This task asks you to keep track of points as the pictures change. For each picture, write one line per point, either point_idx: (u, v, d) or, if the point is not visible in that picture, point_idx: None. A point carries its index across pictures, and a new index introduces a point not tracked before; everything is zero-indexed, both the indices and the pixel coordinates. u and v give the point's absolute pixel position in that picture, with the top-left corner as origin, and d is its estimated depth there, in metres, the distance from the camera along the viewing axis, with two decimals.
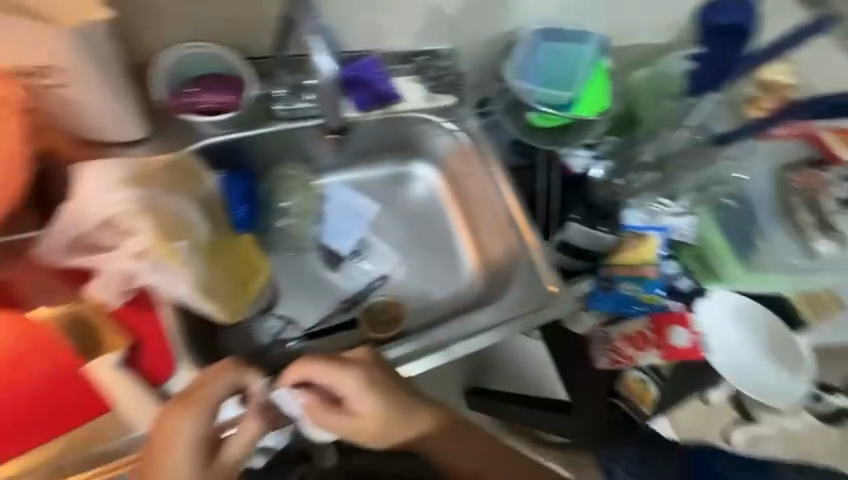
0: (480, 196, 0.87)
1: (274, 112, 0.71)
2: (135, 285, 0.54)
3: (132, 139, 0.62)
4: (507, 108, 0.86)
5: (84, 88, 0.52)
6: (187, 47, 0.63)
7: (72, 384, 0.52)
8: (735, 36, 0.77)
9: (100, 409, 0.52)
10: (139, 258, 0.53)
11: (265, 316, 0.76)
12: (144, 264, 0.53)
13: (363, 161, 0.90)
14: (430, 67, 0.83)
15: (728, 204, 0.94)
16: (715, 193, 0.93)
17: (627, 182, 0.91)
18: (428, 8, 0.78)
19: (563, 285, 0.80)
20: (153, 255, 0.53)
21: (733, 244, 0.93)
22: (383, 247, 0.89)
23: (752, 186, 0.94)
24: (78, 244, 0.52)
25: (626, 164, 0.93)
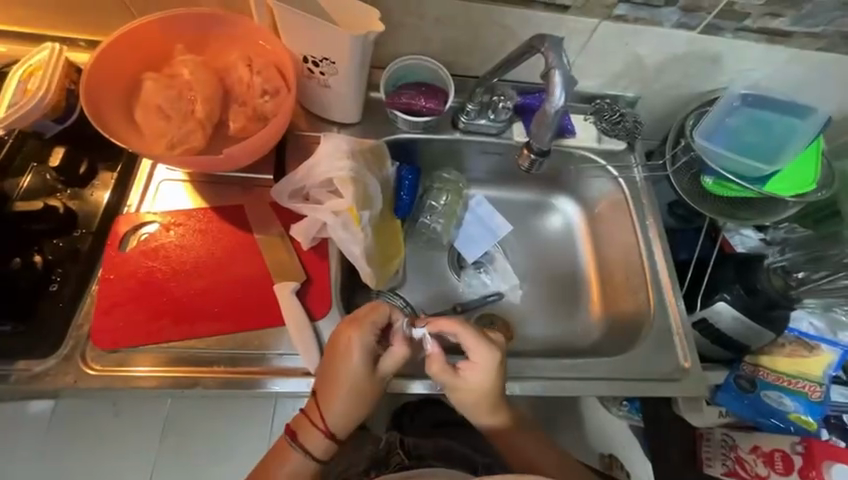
0: (627, 245, 0.84)
1: (457, 123, 0.81)
2: (319, 235, 0.66)
3: (349, 122, 0.75)
4: (681, 165, 0.82)
5: (343, 79, 0.65)
6: (415, 58, 0.74)
7: (259, 297, 0.63)
8: None
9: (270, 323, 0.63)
10: (334, 215, 0.64)
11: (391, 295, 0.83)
12: (333, 220, 0.64)
13: (511, 181, 0.94)
14: (609, 111, 0.84)
15: None
16: None
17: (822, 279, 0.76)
18: (630, 59, 0.77)
19: (697, 366, 0.74)
20: (344, 216, 0.64)
21: None
22: (507, 266, 0.91)
23: None
24: (303, 195, 0.67)
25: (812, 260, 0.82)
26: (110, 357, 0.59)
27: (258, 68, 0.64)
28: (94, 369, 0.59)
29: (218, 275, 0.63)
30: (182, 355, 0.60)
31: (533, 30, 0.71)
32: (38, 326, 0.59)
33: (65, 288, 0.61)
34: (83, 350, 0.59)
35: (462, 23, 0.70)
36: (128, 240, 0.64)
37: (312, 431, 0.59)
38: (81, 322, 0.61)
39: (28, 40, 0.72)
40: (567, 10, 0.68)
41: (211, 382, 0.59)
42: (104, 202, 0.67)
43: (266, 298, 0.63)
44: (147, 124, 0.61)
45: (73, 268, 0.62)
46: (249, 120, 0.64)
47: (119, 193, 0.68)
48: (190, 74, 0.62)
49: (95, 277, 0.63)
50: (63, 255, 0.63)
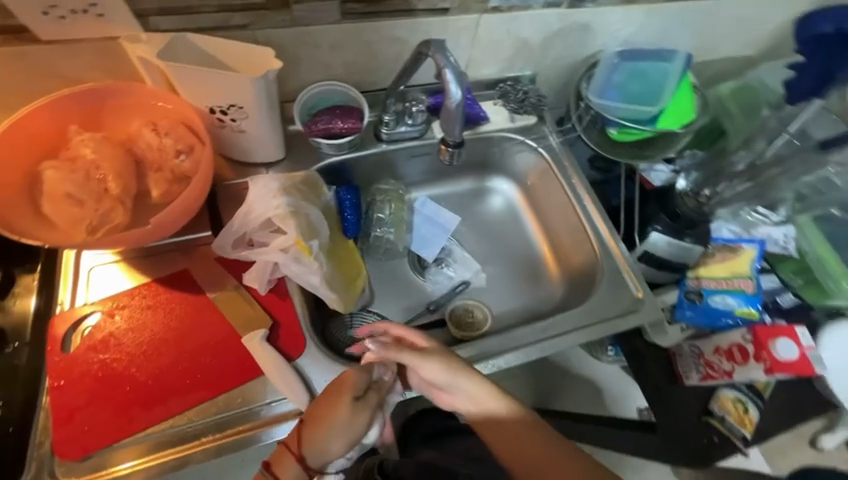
0: (562, 207, 0.92)
1: (379, 136, 0.84)
2: (275, 273, 0.65)
3: (274, 160, 0.75)
4: (587, 123, 0.91)
5: (256, 120, 0.66)
6: (321, 85, 0.76)
7: (229, 354, 0.61)
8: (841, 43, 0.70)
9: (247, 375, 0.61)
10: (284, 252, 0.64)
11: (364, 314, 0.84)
12: (286, 258, 0.63)
13: (447, 175, 0.99)
14: (513, 92, 0.92)
15: (824, 219, 0.93)
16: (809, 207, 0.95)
17: (724, 191, 0.89)
18: (517, 43, 0.85)
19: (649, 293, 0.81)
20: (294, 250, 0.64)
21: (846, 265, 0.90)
22: (465, 254, 0.95)
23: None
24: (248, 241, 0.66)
25: (717, 174, 0.91)
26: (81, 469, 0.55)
27: (165, 130, 0.63)
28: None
29: (181, 346, 0.61)
30: (162, 438, 0.57)
31: (424, 36, 0.76)
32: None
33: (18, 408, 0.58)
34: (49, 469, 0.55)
35: (357, 43, 0.74)
36: (72, 338, 0.60)
37: (288, 462, 0.56)
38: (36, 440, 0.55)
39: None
40: (448, 12, 0.74)
41: (203, 456, 0.57)
42: (31, 312, 0.62)
43: (237, 352, 0.62)
44: (58, 214, 0.57)
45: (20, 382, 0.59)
46: (171, 183, 0.63)
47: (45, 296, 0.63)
48: (92, 152, 0.59)
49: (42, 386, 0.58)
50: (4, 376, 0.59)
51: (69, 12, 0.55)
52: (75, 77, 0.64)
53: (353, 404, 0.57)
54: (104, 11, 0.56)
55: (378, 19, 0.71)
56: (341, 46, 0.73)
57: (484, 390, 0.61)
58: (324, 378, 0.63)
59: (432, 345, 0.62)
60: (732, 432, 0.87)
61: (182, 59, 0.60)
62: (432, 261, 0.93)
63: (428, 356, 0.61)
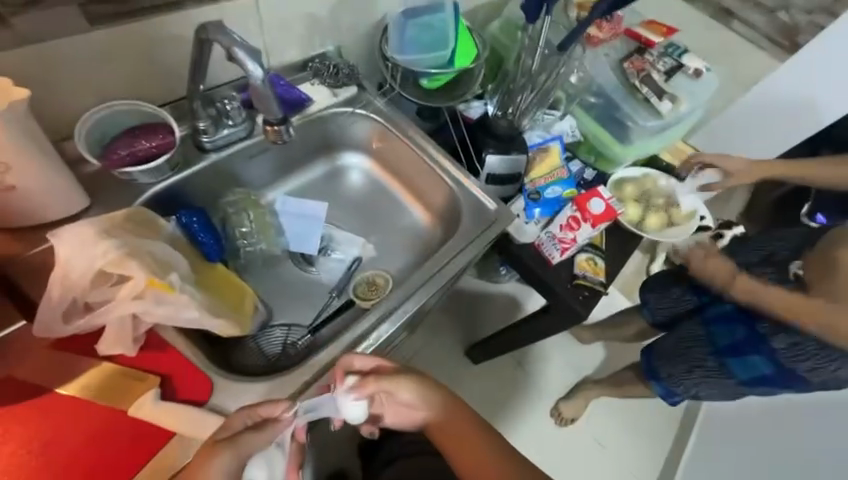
0: (411, 159, 0.99)
1: (204, 146, 0.77)
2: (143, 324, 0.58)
3: (80, 209, 0.65)
4: (401, 80, 1.00)
5: (31, 170, 0.56)
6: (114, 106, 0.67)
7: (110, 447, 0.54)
8: None
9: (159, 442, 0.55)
10: (138, 300, 0.55)
11: (270, 329, 0.80)
12: (143, 305, 0.56)
13: (295, 169, 0.98)
14: (325, 68, 0.94)
15: (597, 103, 1.20)
16: (584, 98, 1.21)
17: (519, 107, 1.06)
18: (307, 21, 0.87)
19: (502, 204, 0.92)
20: (151, 294, 0.55)
21: (617, 133, 1.20)
22: (345, 234, 0.96)
23: (608, 78, 1.17)
24: (84, 307, 0.55)
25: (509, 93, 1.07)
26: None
27: None
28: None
29: (55, 463, 0.53)
30: None
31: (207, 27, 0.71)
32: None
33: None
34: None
35: (128, 51, 0.66)
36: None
37: None
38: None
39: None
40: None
41: None
42: None
43: (127, 435, 0.55)
44: None
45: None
46: None
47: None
48: None
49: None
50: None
51: None
52: None
53: (237, 449, 0.54)
54: None
55: (144, 18, 0.64)
56: (108, 62, 0.65)
57: (430, 403, 0.70)
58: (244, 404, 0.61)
59: (411, 375, 0.68)
60: (595, 282, 1.07)
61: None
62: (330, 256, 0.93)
63: (402, 387, 0.66)
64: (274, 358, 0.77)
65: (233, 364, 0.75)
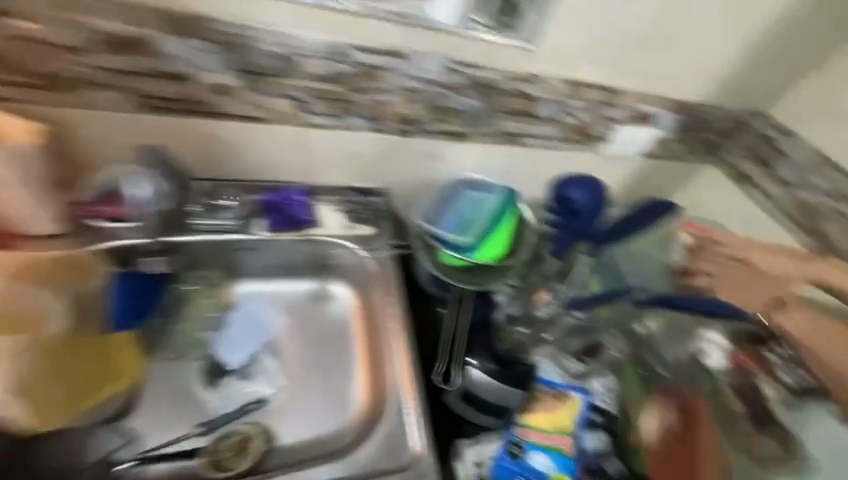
0: (381, 328, 0.86)
1: (189, 225, 0.80)
2: None
3: (48, 233, 0.68)
4: (422, 241, 0.89)
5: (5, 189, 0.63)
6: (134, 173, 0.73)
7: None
8: (573, 214, 0.85)
9: None
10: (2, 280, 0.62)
11: (113, 425, 0.75)
12: (5, 285, 0.62)
13: (276, 275, 0.92)
14: (354, 200, 0.92)
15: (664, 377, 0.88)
16: (643, 355, 0.89)
17: (532, 333, 0.88)
18: (350, 158, 0.86)
19: (428, 452, 0.76)
20: (28, 274, 0.64)
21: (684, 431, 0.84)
22: (272, 367, 0.86)
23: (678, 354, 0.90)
24: None
25: (528, 311, 0.88)
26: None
27: None
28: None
29: None
30: None
31: (241, 134, 0.78)
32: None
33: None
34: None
35: (163, 132, 0.74)
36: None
37: None
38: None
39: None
40: (258, 120, 0.75)
41: None
42: None
43: None
44: None
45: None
46: None
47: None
48: None
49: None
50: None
51: None
52: None
53: None
54: None
55: (175, 114, 0.72)
56: (151, 137, 0.74)
57: None
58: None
59: None
60: None
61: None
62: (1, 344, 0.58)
63: None
64: (112, 463, 0.73)
65: (34, 465, 0.70)
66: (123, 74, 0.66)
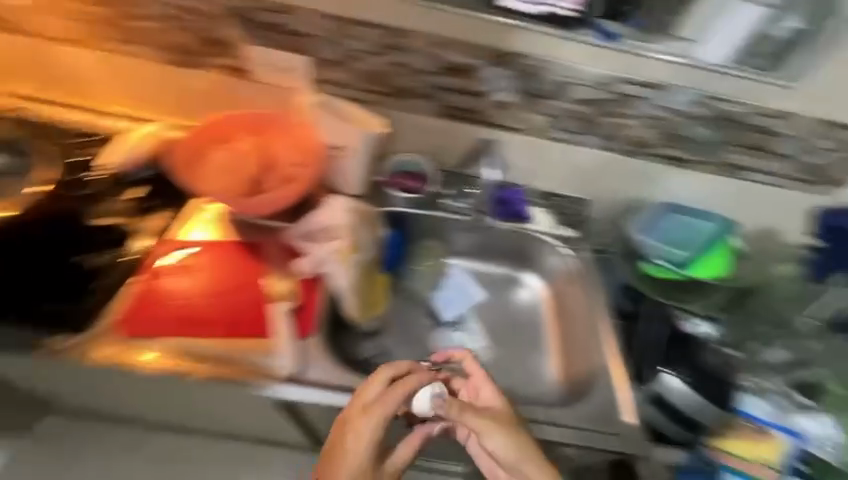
0: (582, 315, 0.98)
1: (438, 203, 1.03)
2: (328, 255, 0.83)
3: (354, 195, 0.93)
4: (625, 254, 1.00)
5: (352, 160, 0.89)
6: (404, 156, 1.00)
7: (237, 305, 0.80)
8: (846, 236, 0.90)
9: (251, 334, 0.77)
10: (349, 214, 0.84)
11: (368, 339, 0.95)
12: (350, 219, 0.84)
13: (484, 255, 1.11)
14: (562, 206, 1.05)
15: None
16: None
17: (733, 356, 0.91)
18: (572, 169, 0.99)
19: (639, 429, 0.80)
20: (363, 213, 0.86)
21: None
22: (477, 326, 1.05)
23: None
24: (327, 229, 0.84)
25: (733, 335, 0.94)
26: (58, 366, 0.72)
27: (290, 149, 0.89)
28: (47, 352, 0.71)
29: (232, 294, 0.81)
30: (198, 353, 0.75)
31: (497, 141, 0.96)
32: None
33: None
34: (71, 351, 0.71)
35: (442, 133, 0.96)
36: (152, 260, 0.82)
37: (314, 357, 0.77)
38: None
39: (20, 98, 0.97)
40: (519, 132, 0.93)
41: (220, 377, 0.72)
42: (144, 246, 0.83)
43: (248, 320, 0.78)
44: (211, 178, 0.87)
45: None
46: (280, 181, 0.88)
47: (43, 200, 0.81)
48: (246, 149, 0.89)
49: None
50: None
51: (277, 68, 0.88)
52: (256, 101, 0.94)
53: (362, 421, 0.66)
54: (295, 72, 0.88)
55: (459, 121, 0.93)
56: (432, 133, 0.97)
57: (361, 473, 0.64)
58: (308, 362, 0.76)
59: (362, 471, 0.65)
60: None
61: (320, 119, 0.89)
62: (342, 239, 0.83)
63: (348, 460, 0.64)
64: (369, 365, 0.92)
65: None
66: (445, 91, 0.88)
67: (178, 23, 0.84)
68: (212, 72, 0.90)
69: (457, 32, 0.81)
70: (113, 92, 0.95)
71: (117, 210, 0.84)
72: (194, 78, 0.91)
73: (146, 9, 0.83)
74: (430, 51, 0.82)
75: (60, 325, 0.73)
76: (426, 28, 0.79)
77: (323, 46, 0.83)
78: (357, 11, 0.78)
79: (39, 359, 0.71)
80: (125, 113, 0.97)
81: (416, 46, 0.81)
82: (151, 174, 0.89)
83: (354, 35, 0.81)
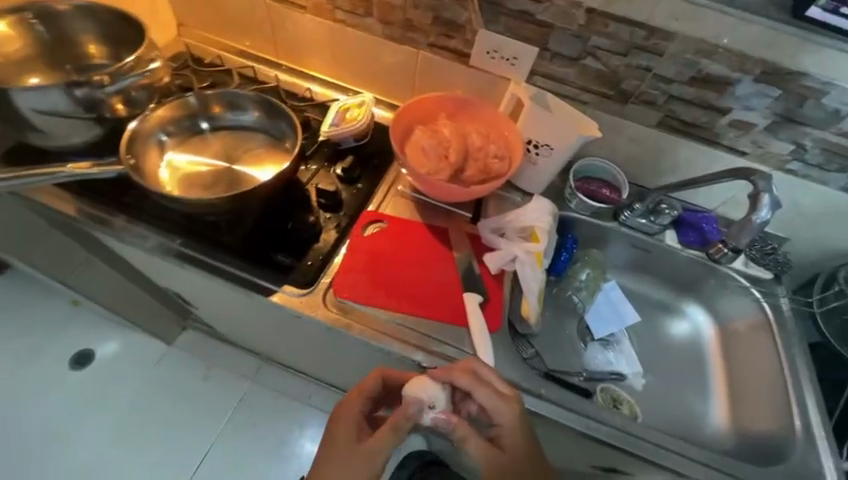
0: (764, 369, 0.91)
1: (616, 217, 0.98)
2: (522, 256, 0.80)
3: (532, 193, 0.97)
4: (830, 309, 0.90)
5: (549, 160, 0.90)
6: (582, 161, 0.97)
7: (441, 284, 0.81)
8: None
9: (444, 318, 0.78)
10: (546, 218, 0.81)
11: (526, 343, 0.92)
12: (548, 222, 0.81)
13: (647, 275, 1.07)
14: (761, 242, 0.96)
15: None
16: None
17: None
18: (787, 206, 0.90)
19: None
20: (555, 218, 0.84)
21: None
22: (630, 350, 1.00)
23: None
24: (526, 228, 0.83)
25: None
26: (283, 312, 0.77)
27: (493, 140, 0.91)
28: (280, 300, 0.75)
29: (426, 274, 0.82)
30: (397, 325, 0.77)
31: (710, 161, 0.88)
32: (218, 262, 0.76)
33: (132, 219, 0.78)
34: (303, 301, 0.75)
35: (646, 145, 0.91)
36: (358, 228, 0.85)
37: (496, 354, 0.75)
38: (144, 174, 0.73)
39: (249, 55, 1.12)
40: (744, 155, 0.85)
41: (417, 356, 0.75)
42: (346, 208, 0.87)
43: (441, 302, 0.79)
44: (414, 156, 0.89)
45: (197, 174, 0.77)
46: (479, 170, 0.88)
47: (278, 151, 0.82)
48: (449, 133, 0.91)
49: (208, 180, 0.77)
50: (135, 140, 0.74)
51: (500, 56, 0.86)
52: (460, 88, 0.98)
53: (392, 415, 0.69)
54: (516, 63, 0.86)
55: (675, 136, 0.87)
56: (636, 143, 0.91)
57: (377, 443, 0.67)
58: (506, 358, 0.78)
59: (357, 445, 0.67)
60: None
61: (528, 117, 0.87)
62: (536, 240, 0.81)
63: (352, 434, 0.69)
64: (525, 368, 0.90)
65: None
66: (678, 103, 0.81)
67: (418, 2, 0.84)
68: (430, 54, 0.93)
69: (726, 38, 0.71)
70: (323, 63, 1.06)
71: (330, 175, 0.90)
72: (410, 58, 0.96)
73: None
74: (685, 58, 0.74)
75: (290, 273, 0.76)
76: (691, 31, 0.71)
77: (562, 40, 0.79)
78: (619, 7, 0.72)
79: (274, 304, 0.75)
80: (327, 80, 1.08)
81: (670, 51, 0.74)
82: (358, 144, 0.95)
83: (606, 31, 0.75)
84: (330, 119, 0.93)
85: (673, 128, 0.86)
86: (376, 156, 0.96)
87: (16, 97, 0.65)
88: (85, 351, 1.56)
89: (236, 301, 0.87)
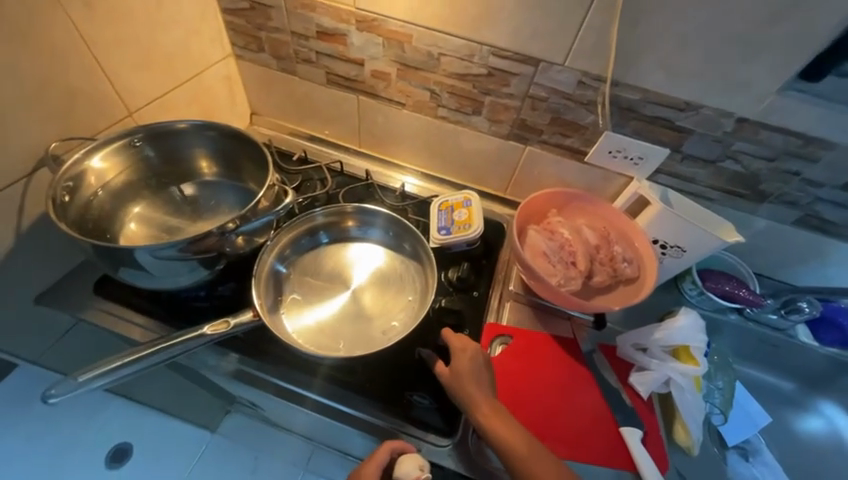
0: None
1: (742, 311, 0.91)
2: (679, 381, 0.73)
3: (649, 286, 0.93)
4: None
5: (678, 261, 0.84)
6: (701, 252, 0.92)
7: (589, 412, 0.72)
8: None
9: (604, 459, 0.68)
10: (701, 334, 0.75)
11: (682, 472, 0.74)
12: (702, 339, 0.75)
13: (772, 368, 0.99)
14: None
15: None
16: None
17: None
18: None
19: None
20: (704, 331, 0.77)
21: None
22: (772, 461, 0.89)
23: None
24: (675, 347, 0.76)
25: None
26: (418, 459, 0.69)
27: (616, 240, 0.85)
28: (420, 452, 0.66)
29: (571, 403, 0.73)
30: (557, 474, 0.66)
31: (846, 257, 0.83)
32: (343, 408, 0.68)
33: (244, 355, 0.70)
34: (449, 452, 0.66)
35: (778, 238, 0.86)
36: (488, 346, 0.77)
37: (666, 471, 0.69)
38: (274, 309, 0.70)
39: (328, 144, 1.08)
40: None
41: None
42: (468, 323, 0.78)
43: (595, 439, 0.70)
44: (537, 263, 0.82)
45: (320, 302, 0.73)
46: (610, 276, 0.81)
47: (397, 270, 0.78)
48: (570, 235, 0.84)
49: (331, 306, 0.72)
50: (260, 277, 0.70)
51: (622, 155, 0.82)
52: (566, 180, 0.93)
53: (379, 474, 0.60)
54: (640, 162, 0.82)
55: (814, 233, 0.82)
56: (763, 239, 0.87)
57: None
58: None
59: None
60: None
61: (655, 218, 0.81)
62: (693, 362, 0.74)
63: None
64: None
65: None
66: (824, 204, 0.76)
67: (536, 104, 0.80)
68: (538, 150, 0.89)
69: None
70: (412, 153, 1.02)
71: (441, 285, 0.83)
72: (513, 151, 0.91)
73: (512, 87, 0.80)
74: (842, 164, 0.70)
75: (427, 419, 0.67)
76: None
77: (700, 144, 0.75)
78: (777, 117, 0.67)
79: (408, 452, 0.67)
80: (416, 170, 1.04)
81: (826, 159, 0.70)
82: (469, 248, 0.88)
83: (755, 138, 0.71)
84: (438, 223, 0.87)
85: (811, 227, 0.81)
86: (485, 256, 0.89)
87: (146, 252, 0.57)
88: (122, 446, 1.40)
89: (350, 437, 0.77)
